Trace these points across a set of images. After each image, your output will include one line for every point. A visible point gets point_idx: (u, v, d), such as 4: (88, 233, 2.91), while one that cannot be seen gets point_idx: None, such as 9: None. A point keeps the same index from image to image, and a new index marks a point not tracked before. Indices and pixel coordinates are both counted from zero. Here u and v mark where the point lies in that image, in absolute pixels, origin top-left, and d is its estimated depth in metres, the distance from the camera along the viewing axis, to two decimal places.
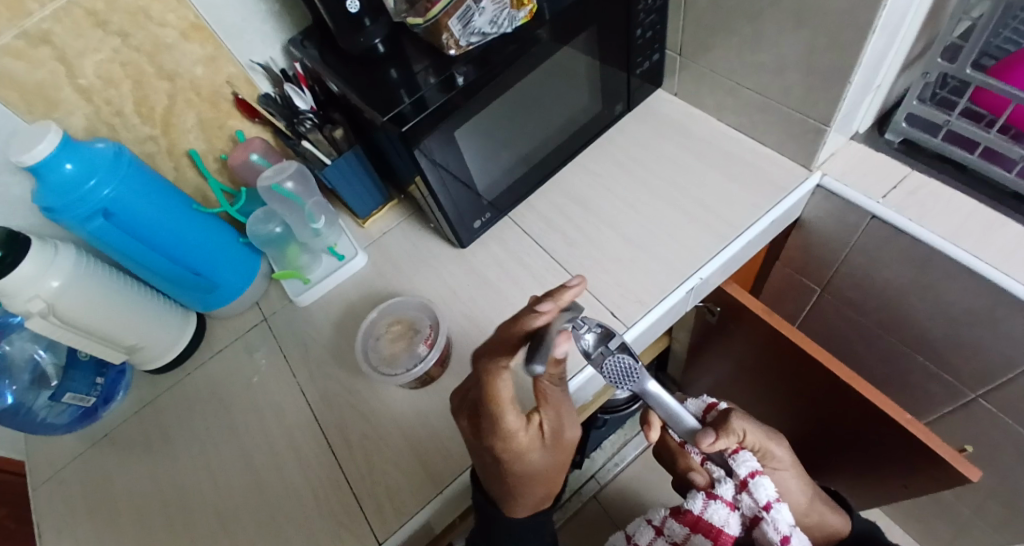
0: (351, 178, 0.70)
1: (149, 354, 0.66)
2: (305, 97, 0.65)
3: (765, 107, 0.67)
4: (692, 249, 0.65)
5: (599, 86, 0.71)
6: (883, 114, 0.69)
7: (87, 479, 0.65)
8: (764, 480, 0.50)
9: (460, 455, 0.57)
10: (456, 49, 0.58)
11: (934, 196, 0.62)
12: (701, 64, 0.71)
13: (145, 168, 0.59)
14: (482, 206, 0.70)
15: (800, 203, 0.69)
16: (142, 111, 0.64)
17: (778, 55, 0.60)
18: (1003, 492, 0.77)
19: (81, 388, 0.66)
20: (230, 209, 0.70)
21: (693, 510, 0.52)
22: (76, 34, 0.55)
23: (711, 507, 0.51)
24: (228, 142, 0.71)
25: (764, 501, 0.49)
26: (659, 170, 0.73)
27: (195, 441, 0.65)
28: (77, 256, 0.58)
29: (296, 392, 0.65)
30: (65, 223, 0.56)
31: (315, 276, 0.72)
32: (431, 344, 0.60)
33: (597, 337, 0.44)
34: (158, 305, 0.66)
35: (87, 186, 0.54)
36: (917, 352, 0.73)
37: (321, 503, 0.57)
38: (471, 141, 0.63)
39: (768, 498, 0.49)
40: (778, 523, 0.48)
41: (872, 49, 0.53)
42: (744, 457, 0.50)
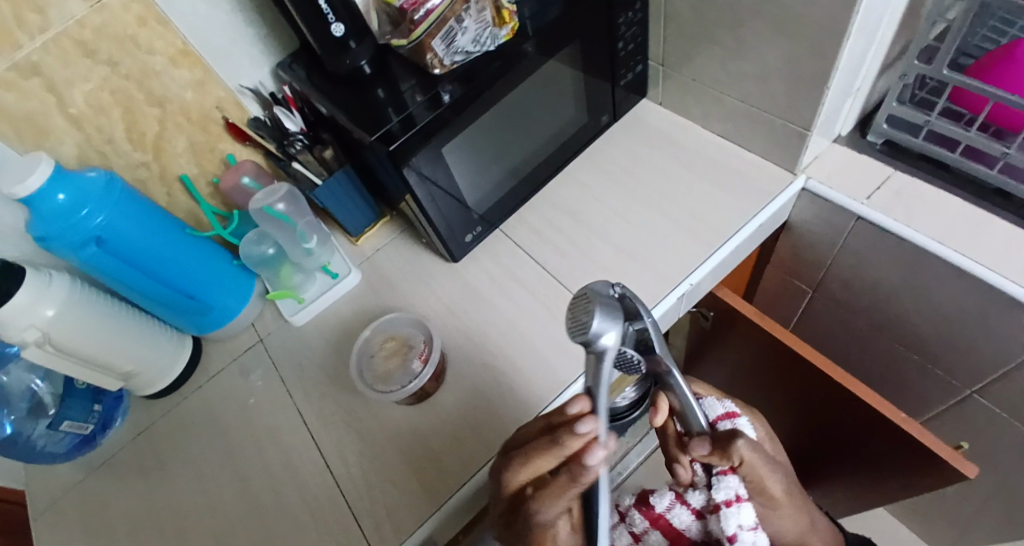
0: (342, 196, 0.71)
1: (144, 379, 0.67)
2: (294, 119, 0.66)
3: (748, 112, 0.68)
4: (682, 256, 0.66)
5: (584, 98, 0.72)
6: (865, 116, 0.70)
7: (85, 507, 0.65)
8: (742, 510, 0.43)
9: (457, 471, 0.57)
10: (440, 69, 0.59)
11: (919, 195, 0.63)
12: (684, 73, 0.72)
13: (137, 194, 0.60)
14: (473, 220, 0.71)
15: (787, 207, 0.70)
16: (133, 138, 0.64)
17: (758, 61, 0.61)
18: (1004, 488, 0.77)
19: (79, 416, 0.66)
20: (223, 232, 0.71)
21: (657, 506, 0.51)
22: (66, 65, 0.56)
23: (676, 507, 0.50)
24: (219, 165, 0.72)
25: (730, 533, 0.43)
26: (647, 179, 0.74)
27: (192, 465, 0.65)
28: (71, 284, 0.59)
29: (292, 412, 0.65)
30: (57, 252, 0.56)
31: (309, 295, 0.73)
32: (425, 360, 0.61)
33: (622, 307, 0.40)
34: (153, 330, 0.66)
35: (80, 214, 0.54)
36: (910, 350, 0.74)
37: (320, 523, 0.57)
38: (459, 156, 0.63)
39: (736, 529, 0.43)
40: None
41: (849, 52, 0.54)
42: (728, 481, 0.43)
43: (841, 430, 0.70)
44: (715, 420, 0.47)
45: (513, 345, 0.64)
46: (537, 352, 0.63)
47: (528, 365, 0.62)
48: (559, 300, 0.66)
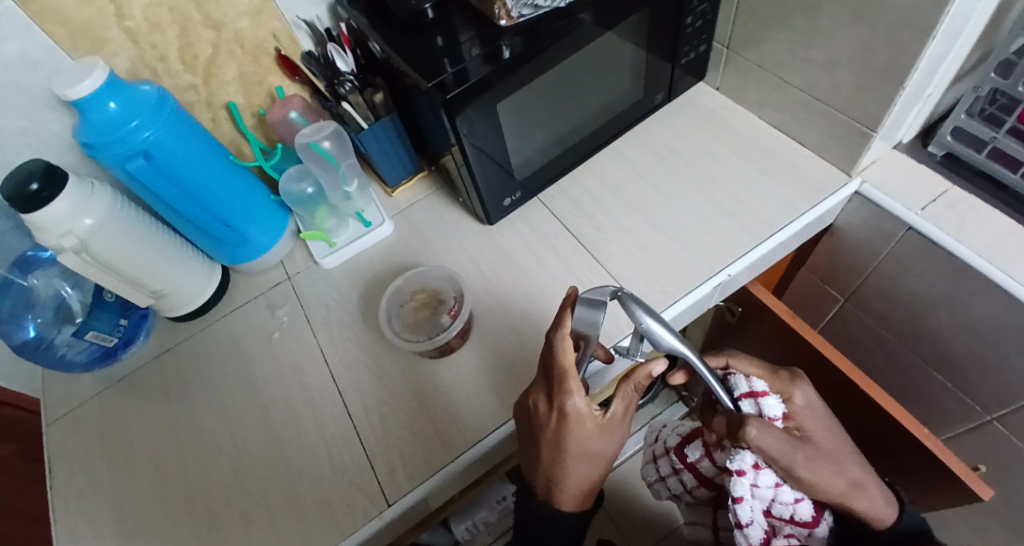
0: (385, 145, 0.70)
1: (173, 301, 0.67)
2: (346, 59, 0.65)
3: (811, 107, 0.66)
4: (722, 245, 0.65)
5: (642, 73, 0.71)
6: (929, 125, 0.68)
7: (104, 418, 0.66)
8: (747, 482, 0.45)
9: (475, 428, 0.57)
10: (507, 21, 0.58)
11: (973, 212, 0.61)
12: (748, 58, 0.70)
13: (186, 115, 0.59)
14: (514, 184, 0.70)
15: (835, 209, 0.68)
16: (185, 59, 0.64)
17: (832, 53, 0.59)
18: (1008, 516, 0.77)
19: (105, 328, 0.67)
20: (265, 164, 0.70)
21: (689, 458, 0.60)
22: None
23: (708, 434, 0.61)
24: (266, 98, 0.71)
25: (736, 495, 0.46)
26: (695, 163, 0.73)
27: (213, 390, 0.66)
28: (113, 196, 0.59)
29: (315, 351, 0.66)
30: (103, 162, 0.56)
31: (341, 241, 0.73)
32: (455, 316, 0.61)
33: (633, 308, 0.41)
34: (187, 253, 0.66)
35: (129, 126, 0.54)
36: (936, 368, 0.73)
37: (334, 460, 0.58)
38: (510, 116, 0.62)
39: (744, 494, 0.45)
40: (739, 514, 0.46)
41: (930, 54, 0.52)
42: (742, 457, 0.45)
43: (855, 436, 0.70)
44: (739, 397, 0.46)
45: (541, 312, 0.64)
46: None
47: None
48: (592, 274, 0.66)
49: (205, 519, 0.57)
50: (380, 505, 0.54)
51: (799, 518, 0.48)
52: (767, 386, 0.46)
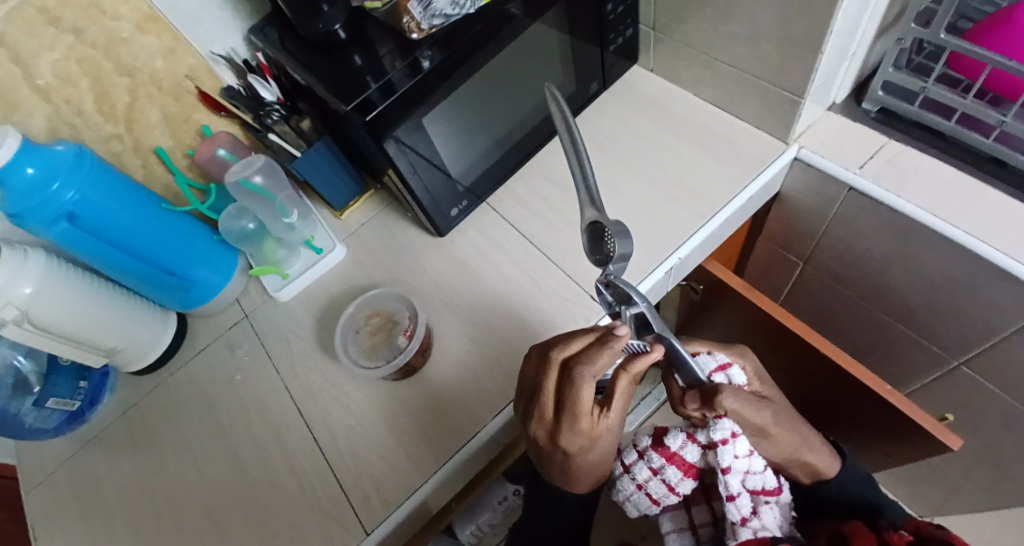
0: (323, 170, 0.69)
1: (130, 355, 0.66)
2: (270, 88, 0.64)
3: (741, 80, 0.66)
4: (671, 228, 0.65)
5: (572, 65, 0.70)
6: (860, 82, 0.68)
7: (75, 482, 0.65)
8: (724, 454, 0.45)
9: (444, 445, 0.57)
10: (418, 33, 0.56)
11: (912, 163, 0.61)
12: (675, 37, 0.70)
13: (109, 168, 0.58)
14: (458, 193, 0.69)
15: (778, 177, 0.69)
16: (104, 109, 0.62)
17: (751, 23, 0.59)
18: (987, 455, 0.78)
19: (65, 392, 0.66)
20: (201, 206, 0.69)
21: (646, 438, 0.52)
22: (29, 34, 0.54)
23: (688, 445, 0.47)
24: (195, 137, 0.70)
25: (668, 448, 0.48)
26: (636, 149, 0.72)
27: (182, 439, 0.65)
28: (49, 261, 0.57)
29: (280, 387, 0.65)
30: (30, 228, 0.54)
31: (294, 271, 0.72)
32: (410, 335, 0.60)
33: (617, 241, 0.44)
34: (135, 306, 0.65)
35: (50, 189, 0.52)
36: (899, 320, 0.73)
37: (309, 496, 0.57)
38: (441, 126, 0.61)
39: (673, 448, 0.48)
40: (666, 476, 0.50)
41: (842, 16, 0.52)
42: (721, 425, 0.44)
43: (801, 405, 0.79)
44: (711, 373, 0.49)
45: (498, 320, 0.64)
46: (525, 325, 0.63)
47: (517, 337, 0.62)
48: (546, 274, 0.66)
49: None
50: (358, 534, 0.54)
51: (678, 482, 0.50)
52: (728, 359, 0.50)
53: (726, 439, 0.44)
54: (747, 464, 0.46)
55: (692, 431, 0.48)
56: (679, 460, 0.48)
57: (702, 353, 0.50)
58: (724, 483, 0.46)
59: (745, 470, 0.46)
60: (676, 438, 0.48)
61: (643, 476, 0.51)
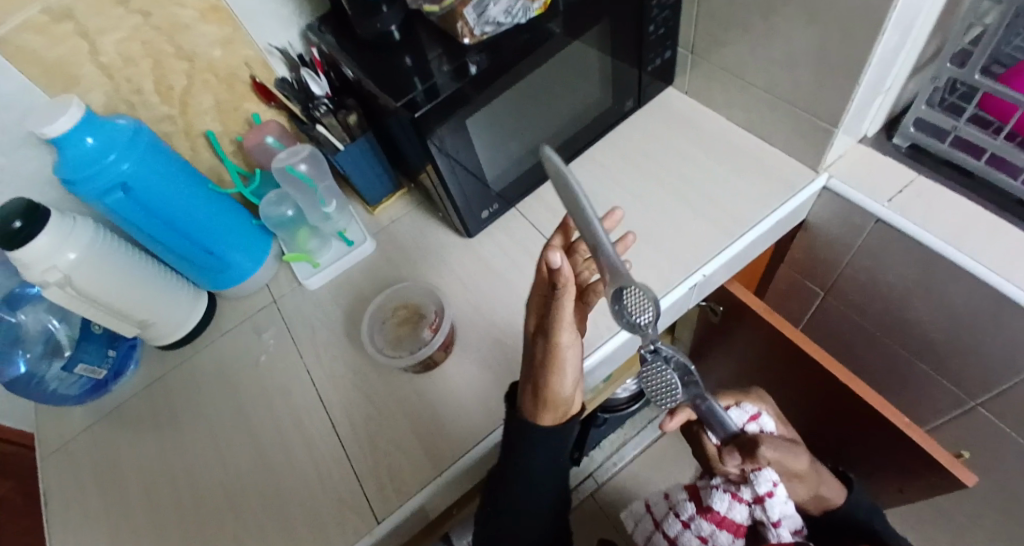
0: (363, 165, 0.72)
1: (161, 330, 0.68)
2: (320, 82, 0.66)
3: (775, 108, 0.68)
4: (697, 245, 0.66)
5: (610, 81, 0.72)
6: (892, 118, 0.69)
7: (95, 449, 0.67)
8: (781, 496, 0.46)
9: (462, 439, 0.58)
10: (470, 38, 0.59)
11: (940, 200, 0.63)
12: (712, 62, 0.72)
13: (163, 146, 0.61)
14: (491, 196, 0.71)
15: (805, 204, 0.70)
16: (161, 91, 0.65)
17: (789, 53, 0.61)
18: (1001, 500, 0.77)
19: (94, 360, 0.67)
20: (244, 190, 0.72)
21: (683, 514, 0.52)
22: (99, 12, 0.57)
23: (735, 507, 0.48)
24: (243, 124, 0.73)
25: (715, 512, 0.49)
26: (666, 166, 0.74)
27: (202, 416, 0.66)
28: (96, 230, 0.60)
29: (302, 372, 0.67)
30: (84, 197, 0.57)
31: (324, 261, 0.74)
32: (435, 329, 0.61)
33: (639, 303, 0.36)
34: (171, 282, 0.67)
35: (107, 160, 0.55)
36: (917, 355, 0.74)
37: (323, 480, 0.58)
38: (481, 130, 0.64)
39: (721, 509, 0.49)
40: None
41: (881, 50, 0.53)
42: (764, 478, 0.46)
43: (813, 431, 0.79)
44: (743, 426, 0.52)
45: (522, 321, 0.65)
46: None
47: None
48: None
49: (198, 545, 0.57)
50: (370, 521, 0.55)
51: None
52: (757, 409, 0.54)
53: (770, 491, 0.46)
54: (793, 520, 0.48)
55: (734, 489, 0.49)
56: (729, 524, 0.49)
57: (733, 408, 0.53)
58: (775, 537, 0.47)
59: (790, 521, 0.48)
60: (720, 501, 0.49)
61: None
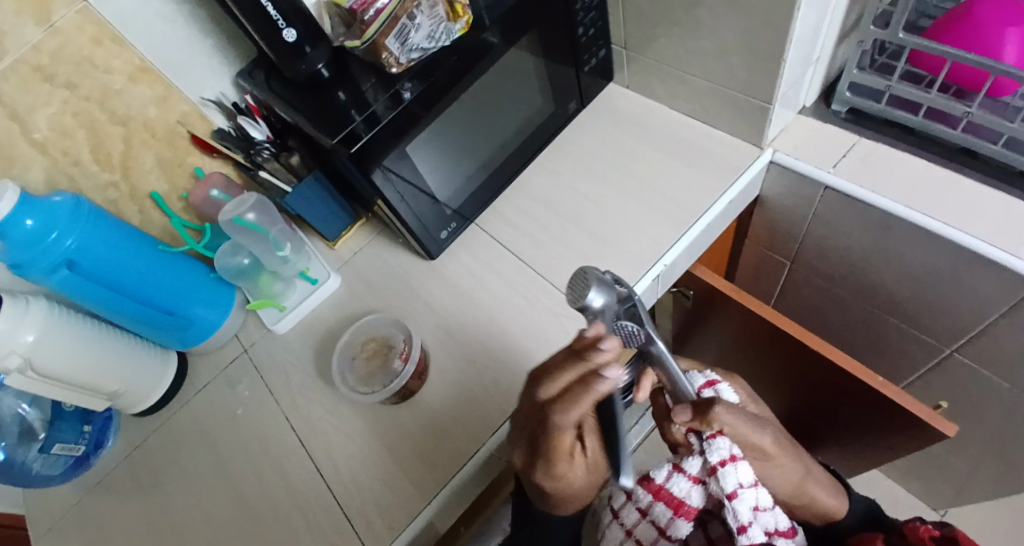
0: (316, 203, 0.71)
1: (133, 397, 0.67)
2: (259, 127, 0.66)
3: (712, 91, 0.68)
4: (656, 237, 0.66)
5: (549, 87, 0.73)
6: (829, 86, 0.70)
7: (82, 527, 0.65)
8: (738, 467, 0.41)
9: (446, 465, 0.58)
10: (398, 67, 0.59)
11: (883, 159, 0.63)
12: (646, 54, 0.73)
13: (106, 214, 0.60)
14: (447, 216, 0.71)
15: (757, 181, 0.71)
16: (100, 158, 0.65)
17: (715, 37, 0.61)
18: (992, 444, 0.78)
19: (70, 438, 0.66)
20: (197, 246, 0.70)
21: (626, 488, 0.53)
22: (26, 90, 0.57)
23: (677, 479, 0.46)
24: (189, 179, 0.72)
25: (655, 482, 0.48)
26: (617, 162, 0.74)
27: (186, 478, 0.65)
28: (50, 308, 0.59)
29: (281, 420, 0.66)
30: (32, 278, 0.56)
31: (290, 303, 0.73)
32: (406, 358, 0.61)
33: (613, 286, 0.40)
34: (136, 347, 0.66)
35: (49, 239, 0.54)
36: (888, 314, 0.75)
37: (314, 525, 0.58)
38: (426, 154, 0.64)
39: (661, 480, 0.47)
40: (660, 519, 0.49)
41: (801, 24, 0.54)
42: (717, 444, 0.41)
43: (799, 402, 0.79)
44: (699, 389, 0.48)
45: (492, 338, 0.65)
46: (519, 342, 0.64)
47: (513, 353, 0.63)
48: (536, 290, 0.67)
49: None
50: None
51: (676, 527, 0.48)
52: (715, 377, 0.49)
53: (722, 462, 0.42)
54: (753, 496, 0.42)
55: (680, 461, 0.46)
56: (668, 496, 0.47)
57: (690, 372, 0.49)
58: (731, 517, 0.42)
59: (753, 501, 0.42)
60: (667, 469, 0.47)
61: (633, 520, 0.52)
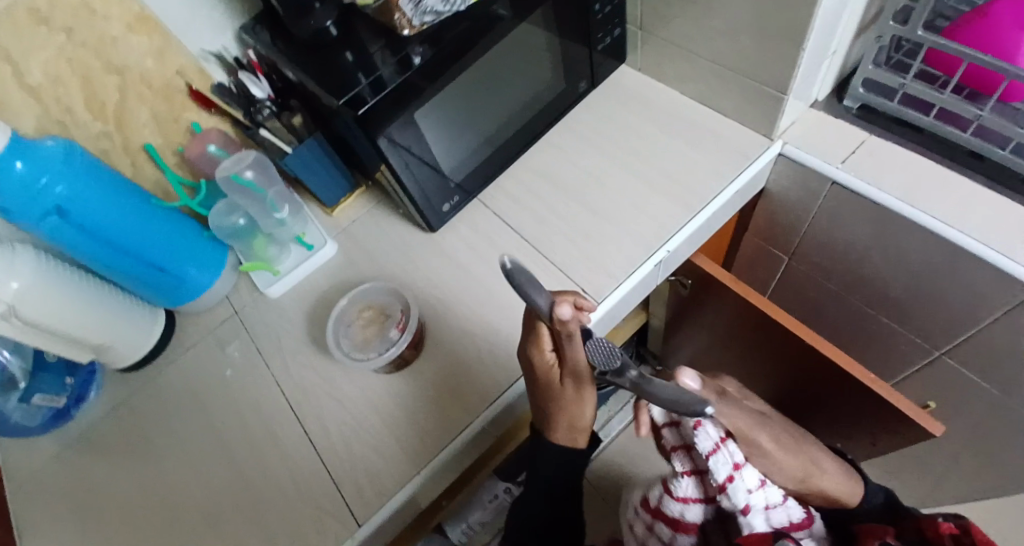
0: (316, 167, 0.70)
1: (119, 353, 0.65)
2: (261, 85, 0.64)
3: (726, 78, 0.67)
4: (660, 222, 0.66)
5: (561, 63, 0.71)
6: (842, 80, 0.69)
7: (62, 482, 0.64)
8: (733, 454, 0.41)
9: (438, 437, 0.57)
10: (409, 29, 0.57)
11: (892, 157, 0.63)
12: (661, 36, 0.71)
13: (99, 164, 0.58)
14: (450, 188, 0.70)
15: (764, 172, 0.70)
16: (93, 107, 0.62)
17: (735, 22, 0.60)
18: (972, 443, 0.80)
19: (52, 389, 0.65)
20: (190, 202, 0.69)
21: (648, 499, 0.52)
22: (20, 34, 0.54)
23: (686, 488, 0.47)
24: (185, 134, 0.70)
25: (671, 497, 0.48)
26: (625, 144, 0.73)
27: (172, 437, 0.65)
28: (35, 256, 0.56)
29: (271, 383, 0.65)
30: (17, 222, 0.53)
31: (285, 267, 0.72)
32: (402, 328, 0.60)
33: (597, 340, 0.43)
34: (123, 302, 0.65)
35: (40, 184, 0.52)
36: (882, 312, 0.75)
37: (302, 489, 0.58)
38: (432, 123, 0.62)
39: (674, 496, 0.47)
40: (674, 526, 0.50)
41: (824, 13, 0.53)
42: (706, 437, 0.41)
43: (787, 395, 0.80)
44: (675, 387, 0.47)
45: (490, 313, 0.64)
46: (516, 318, 0.63)
47: (509, 329, 0.62)
48: (537, 268, 0.66)
49: None
50: (351, 526, 0.54)
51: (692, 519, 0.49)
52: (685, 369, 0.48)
53: (730, 476, 0.41)
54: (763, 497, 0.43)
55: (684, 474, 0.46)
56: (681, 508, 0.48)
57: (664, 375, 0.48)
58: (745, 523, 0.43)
59: (751, 485, 0.42)
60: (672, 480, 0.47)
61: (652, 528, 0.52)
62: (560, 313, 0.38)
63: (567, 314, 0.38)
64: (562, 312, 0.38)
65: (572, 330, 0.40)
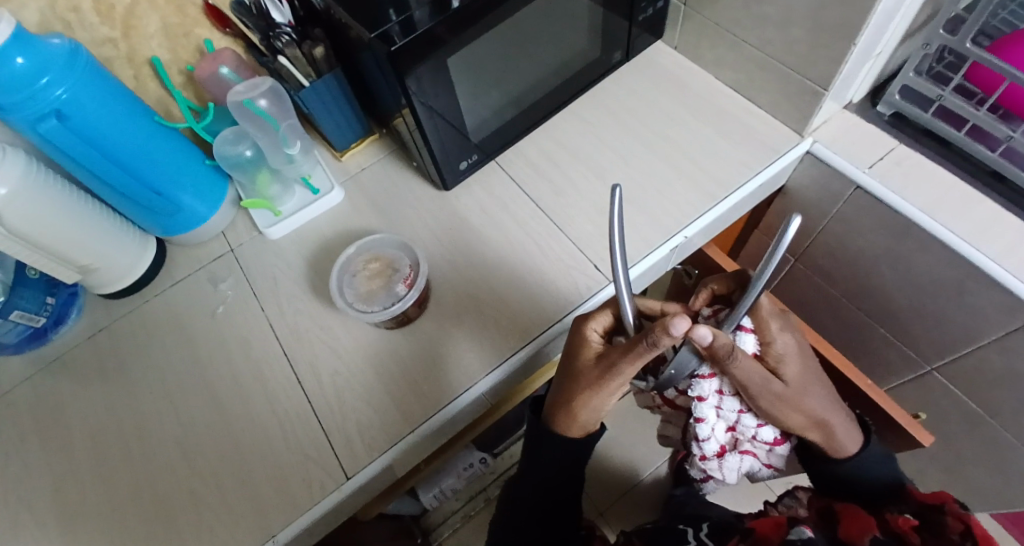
0: (331, 106, 0.66)
1: (105, 276, 0.62)
2: (282, 9, 0.58)
3: (766, 67, 0.66)
4: (680, 206, 0.65)
5: (599, 30, 0.68)
6: (878, 85, 0.68)
7: (34, 403, 0.61)
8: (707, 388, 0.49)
9: (436, 396, 0.56)
10: None
11: (919, 169, 0.63)
12: (704, 15, 0.69)
13: (104, 71, 0.54)
14: (469, 146, 0.67)
15: (788, 169, 0.69)
16: (101, 9, 0.57)
17: (787, 10, 0.58)
18: (945, 458, 0.82)
19: (31, 307, 0.61)
20: (196, 126, 0.65)
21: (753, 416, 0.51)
22: None
23: (724, 406, 0.50)
24: (195, 53, 0.66)
25: (712, 412, 0.51)
26: (652, 123, 0.72)
27: (154, 369, 0.62)
28: (27, 162, 0.52)
29: (264, 325, 0.63)
30: (10, 122, 0.49)
31: (287, 209, 0.69)
32: (409, 284, 0.58)
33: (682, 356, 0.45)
34: (115, 223, 0.61)
35: (40, 85, 0.48)
36: (880, 322, 0.76)
37: (290, 435, 0.56)
38: (461, 73, 0.59)
39: (706, 413, 0.51)
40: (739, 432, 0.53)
41: (882, 11, 0.51)
42: (699, 385, 0.49)
43: None
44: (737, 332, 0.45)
45: (499, 278, 0.63)
46: (526, 286, 0.62)
47: (518, 296, 0.61)
48: (551, 239, 0.64)
49: (154, 502, 0.54)
50: (339, 478, 0.53)
51: (762, 439, 0.52)
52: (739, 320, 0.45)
53: (699, 399, 0.50)
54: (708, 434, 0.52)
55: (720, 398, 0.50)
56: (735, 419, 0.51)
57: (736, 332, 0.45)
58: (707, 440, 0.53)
59: (702, 410, 0.51)
60: (708, 386, 0.49)
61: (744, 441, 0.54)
62: (675, 325, 0.36)
63: (680, 328, 0.36)
64: (681, 326, 0.36)
65: (660, 339, 0.38)
